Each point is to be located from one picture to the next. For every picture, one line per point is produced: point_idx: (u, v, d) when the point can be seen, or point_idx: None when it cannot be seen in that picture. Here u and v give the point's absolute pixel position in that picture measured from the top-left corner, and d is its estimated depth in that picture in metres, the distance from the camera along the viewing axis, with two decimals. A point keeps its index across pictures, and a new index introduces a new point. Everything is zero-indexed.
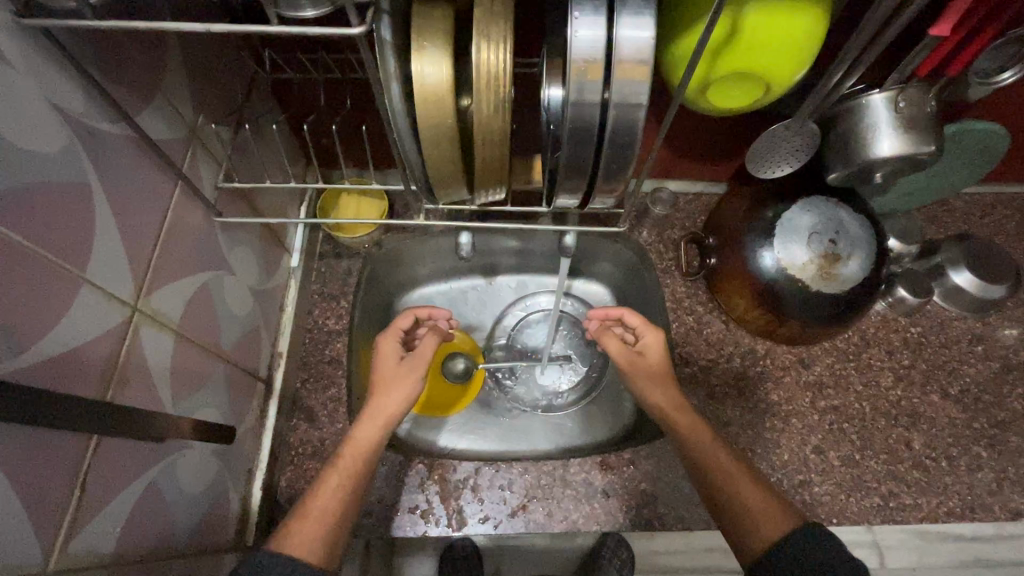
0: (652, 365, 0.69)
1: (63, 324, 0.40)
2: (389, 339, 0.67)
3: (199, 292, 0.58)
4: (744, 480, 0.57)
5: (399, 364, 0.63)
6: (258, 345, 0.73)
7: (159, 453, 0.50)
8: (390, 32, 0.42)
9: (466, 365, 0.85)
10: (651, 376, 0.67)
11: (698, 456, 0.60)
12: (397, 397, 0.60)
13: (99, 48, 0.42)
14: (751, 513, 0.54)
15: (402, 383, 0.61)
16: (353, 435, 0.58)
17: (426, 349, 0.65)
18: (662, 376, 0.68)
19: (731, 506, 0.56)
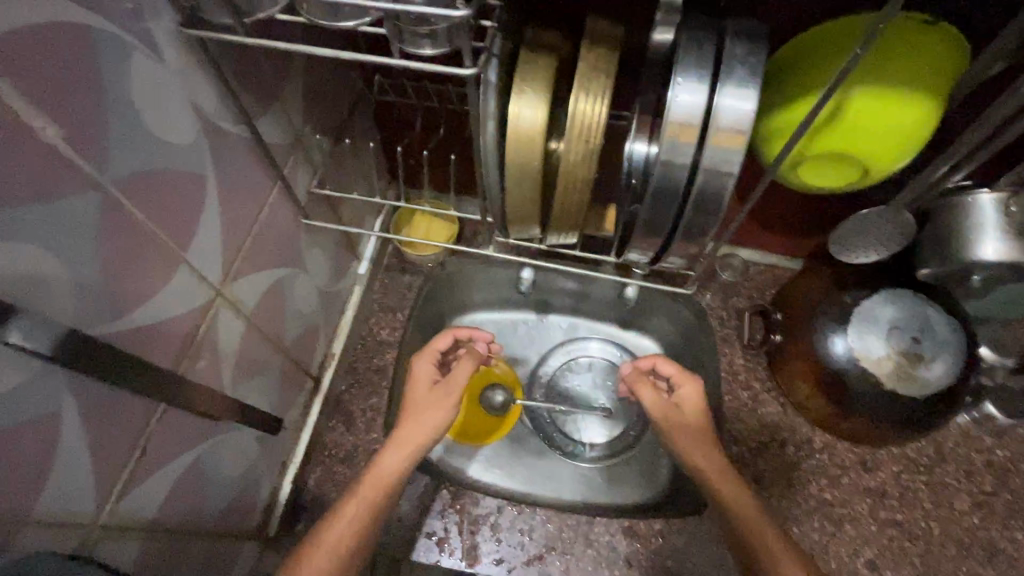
0: (688, 420, 0.63)
1: (157, 298, 0.43)
2: (424, 361, 0.68)
3: (275, 285, 0.61)
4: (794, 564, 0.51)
5: (431, 390, 0.64)
6: (314, 343, 0.76)
7: (210, 430, 0.53)
8: (496, 74, 0.44)
9: (504, 399, 0.83)
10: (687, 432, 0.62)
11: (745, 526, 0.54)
12: (429, 424, 0.60)
13: (238, 57, 0.46)
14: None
15: (435, 409, 0.62)
16: (379, 459, 0.58)
17: (460, 375, 0.64)
18: (696, 440, 0.61)
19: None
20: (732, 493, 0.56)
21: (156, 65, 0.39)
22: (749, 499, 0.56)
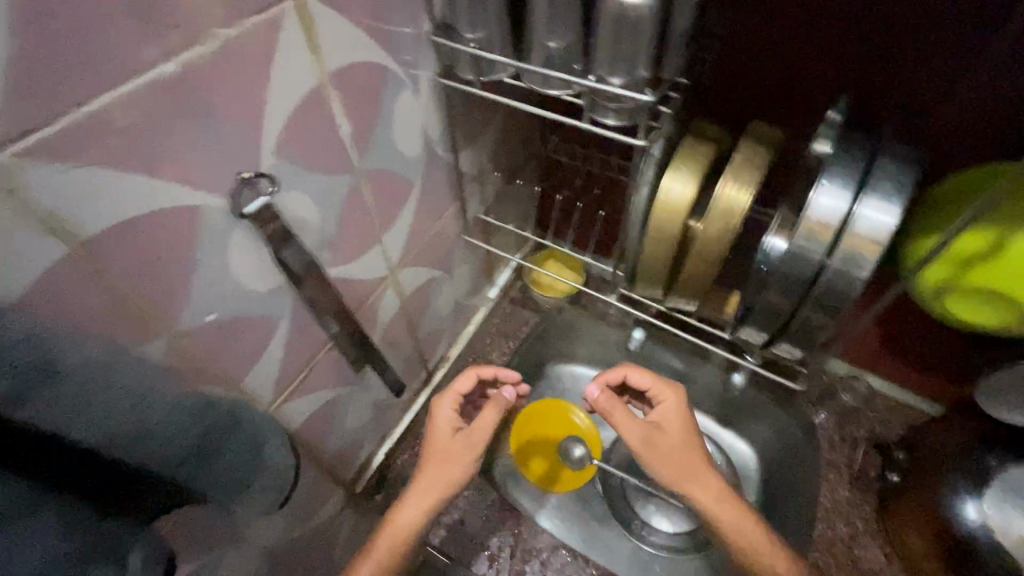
0: (674, 438, 0.61)
1: (357, 262, 0.56)
2: (444, 406, 0.69)
3: (428, 281, 0.74)
4: None
5: (451, 440, 0.65)
6: (438, 342, 0.87)
7: (350, 378, 0.65)
8: (660, 150, 0.52)
9: (584, 455, 0.83)
10: (676, 455, 0.59)
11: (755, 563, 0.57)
12: (446, 479, 0.63)
13: (464, 103, 0.61)
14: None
15: (453, 464, 0.63)
16: (394, 514, 0.61)
17: (481, 429, 0.66)
18: (685, 471, 0.59)
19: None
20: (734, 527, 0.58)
21: (415, 99, 0.54)
22: (754, 526, 0.58)
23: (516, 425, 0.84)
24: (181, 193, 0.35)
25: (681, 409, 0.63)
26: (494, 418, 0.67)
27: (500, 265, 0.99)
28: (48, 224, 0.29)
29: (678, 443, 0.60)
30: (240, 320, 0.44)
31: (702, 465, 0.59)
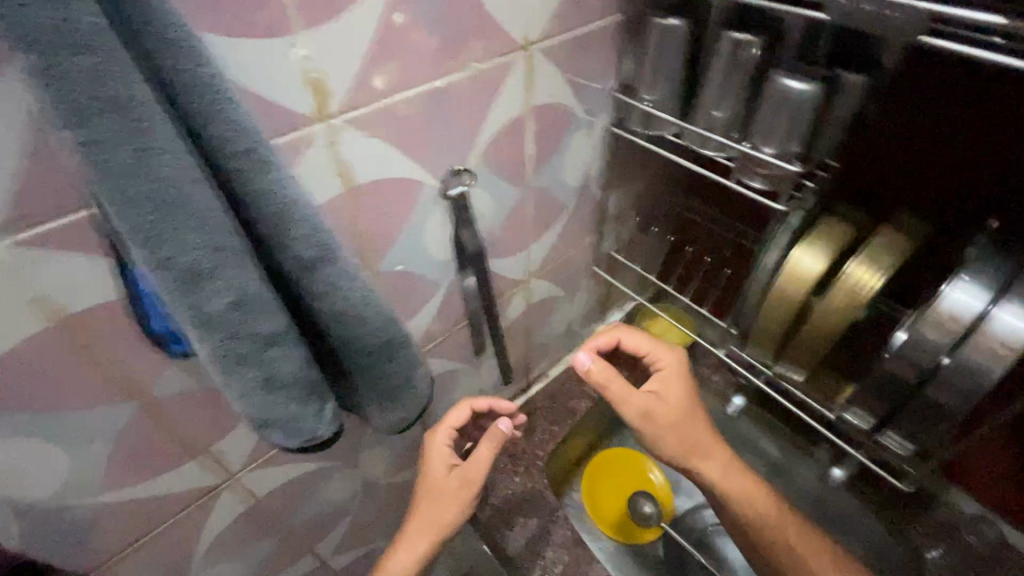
0: (671, 405, 0.62)
1: (505, 260, 0.67)
2: (441, 438, 0.70)
3: (552, 297, 0.83)
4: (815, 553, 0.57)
5: (450, 475, 0.68)
6: (543, 358, 0.95)
7: (468, 359, 0.75)
8: (798, 220, 0.56)
9: (651, 510, 0.85)
10: (673, 423, 0.61)
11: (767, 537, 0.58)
12: (444, 517, 0.66)
13: (626, 151, 0.71)
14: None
15: (449, 503, 0.66)
16: (393, 552, 0.66)
17: (477, 467, 0.67)
18: (693, 446, 0.60)
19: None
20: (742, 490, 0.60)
21: (588, 140, 0.65)
22: (752, 480, 0.61)
23: (596, 461, 0.91)
24: (413, 168, 0.48)
25: (675, 369, 0.64)
26: (487, 456, 0.67)
27: (616, 306, 1.05)
28: (336, 168, 0.42)
29: (681, 416, 0.61)
30: (415, 276, 0.56)
31: (704, 434, 0.61)
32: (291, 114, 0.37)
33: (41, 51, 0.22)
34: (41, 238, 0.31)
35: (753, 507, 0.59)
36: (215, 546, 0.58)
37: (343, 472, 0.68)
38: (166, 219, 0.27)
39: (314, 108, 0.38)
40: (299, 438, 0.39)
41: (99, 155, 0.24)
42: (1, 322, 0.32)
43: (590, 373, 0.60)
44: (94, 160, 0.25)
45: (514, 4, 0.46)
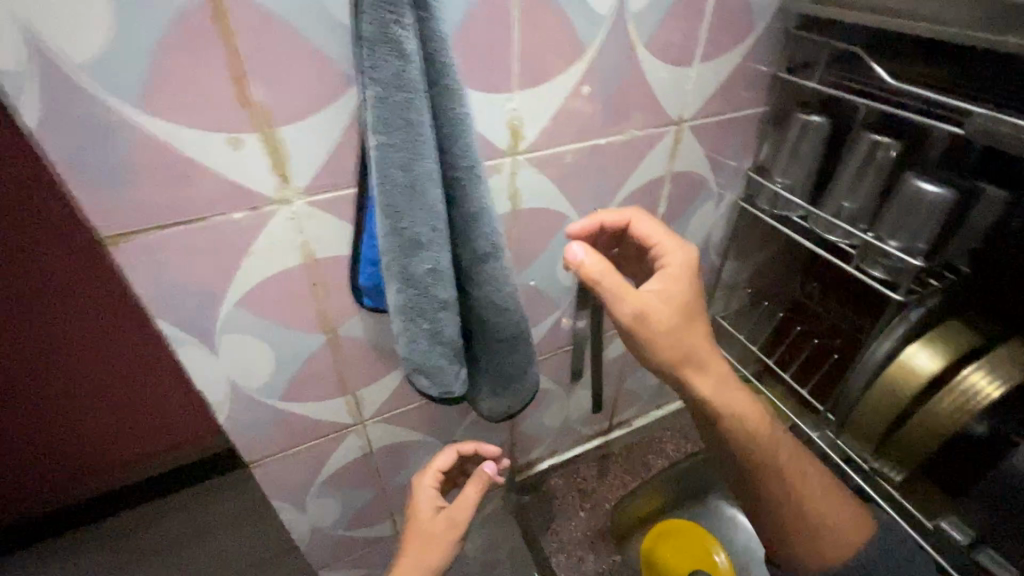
0: (664, 300, 0.51)
1: None
2: (426, 481, 0.70)
3: None
4: (824, 495, 0.51)
5: (435, 517, 0.67)
6: (630, 406, 0.98)
7: (564, 382, 0.82)
8: (918, 315, 0.56)
9: None
10: (665, 322, 0.50)
11: (748, 437, 0.50)
12: (424, 560, 0.62)
13: (750, 226, 0.76)
14: (821, 509, 0.50)
15: (431, 544, 0.64)
16: None
17: (462, 506, 0.66)
18: (686, 354, 0.50)
19: (800, 518, 0.49)
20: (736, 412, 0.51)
21: (716, 209, 0.72)
22: (743, 400, 0.52)
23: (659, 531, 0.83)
24: (564, 205, 0.58)
25: (669, 258, 0.54)
26: (474, 495, 0.66)
27: None
28: (510, 193, 0.54)
29: (687, 325, 0.51)
30: (541, 294, 0.66)
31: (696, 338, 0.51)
32: (488, 147, 0.49)
33: (384, 86, 0.35)
34: (323, 203, 0.45)
35: (757, 426, 0.51)
36: (330, 479, 0.70)
37: (437, 452, 0.77)
38: (410, 202, 0.40)
39: (509, 146, 0.50)
40: (438, 387, 0.50)
41: (389, 152, 0.38)
42: (282, 253, 0.46)
43: (584, 270, 0.48)
44: (385, 154, 0.38)
45: (674, 89, 0.56)
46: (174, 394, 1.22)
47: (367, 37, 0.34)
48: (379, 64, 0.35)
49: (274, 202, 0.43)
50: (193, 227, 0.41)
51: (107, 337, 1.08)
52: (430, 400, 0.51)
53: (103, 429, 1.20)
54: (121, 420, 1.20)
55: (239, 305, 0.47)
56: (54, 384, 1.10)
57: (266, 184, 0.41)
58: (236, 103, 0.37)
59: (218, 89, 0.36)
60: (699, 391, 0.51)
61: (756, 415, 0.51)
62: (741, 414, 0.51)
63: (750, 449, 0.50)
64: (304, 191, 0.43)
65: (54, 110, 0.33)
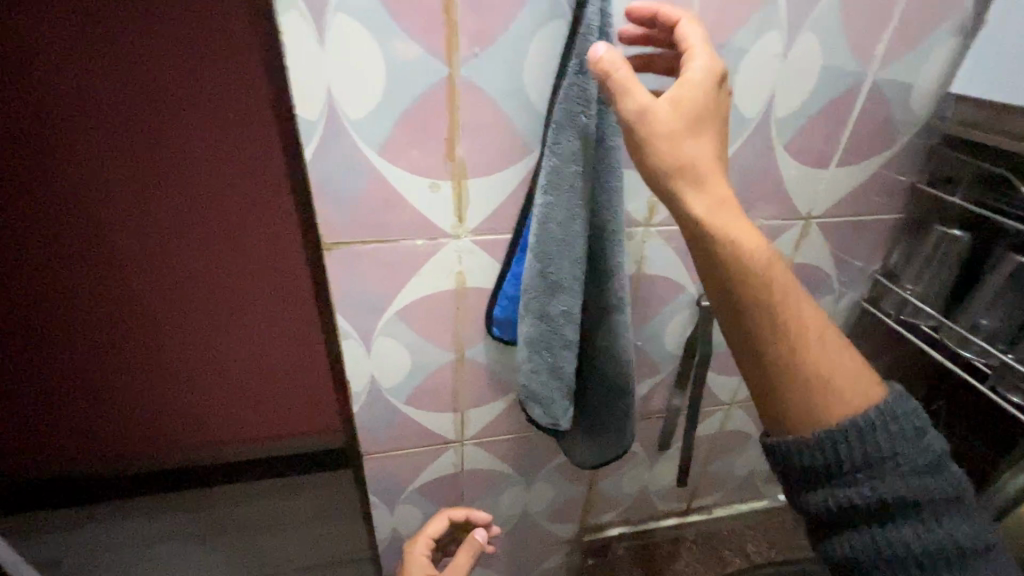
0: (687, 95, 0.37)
1: (719, 374, 0.76)
2: (420, 547, 0.72)
3: (746, 433, 0.86)
4: (830, 351, 0.37)
5: None
6: (714, 493, 0.95)
7: (651, 449, 0.83)
8: None
9: None
10: (679, 116, 0.36)
11: (744, 271, 0.35)
12: None
13: (871, 328, 0.75)
14: (822, 368, 0.36)
15: None
16: None
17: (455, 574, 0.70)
18: (694, 162, 0.36)
19: (807, 384, 0.36)
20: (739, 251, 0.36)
21: (835, 305, 0.72)
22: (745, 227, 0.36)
23: None
24: (684, 277, 0.63)
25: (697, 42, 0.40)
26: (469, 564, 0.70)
27: None
28: (636, 258, 0.60)
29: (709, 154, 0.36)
30: (645, 355, 0.69)
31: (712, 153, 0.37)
32: (627, 215, 0.56)
33: (560, 157, 0.44)
34: (484, 244, 0.54)
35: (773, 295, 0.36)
36: (420, 488, 0.75)
37: (517, 489, 0.80)
38: (558, 251, 0.47)
39: (643, 218, 0.57)
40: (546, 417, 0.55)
41: (552, 209, 0.46)
42: (442, 279, 0.56)
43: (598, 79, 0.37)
44: (548, 210, 0.46)
45: (806, 187, 0.60)
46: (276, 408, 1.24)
47: (558, 120, 0.43)
48: (562, 141, 0.44)
49: (448, 236, 0.53)
50: (385, 246, 0.52)
51: (239, 338, 1.14)
52: (534, 424, 0.57)
53: (200, 416, 1.25)
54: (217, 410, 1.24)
55: (397, 314, 0.57)
56: (169, 365, 1.17)
57: (446, 222, 0.52)
58: (444, 159, 0.48)
59: (436, 148, 0.47)
60: (694, 211, 0.36)
61: (749, 239, 0.36)
62: (738, 240, 0.36)
63: (741, 284, 0.36)
64: (472, 232, 0.53)
65: (326, 148, 0.45)
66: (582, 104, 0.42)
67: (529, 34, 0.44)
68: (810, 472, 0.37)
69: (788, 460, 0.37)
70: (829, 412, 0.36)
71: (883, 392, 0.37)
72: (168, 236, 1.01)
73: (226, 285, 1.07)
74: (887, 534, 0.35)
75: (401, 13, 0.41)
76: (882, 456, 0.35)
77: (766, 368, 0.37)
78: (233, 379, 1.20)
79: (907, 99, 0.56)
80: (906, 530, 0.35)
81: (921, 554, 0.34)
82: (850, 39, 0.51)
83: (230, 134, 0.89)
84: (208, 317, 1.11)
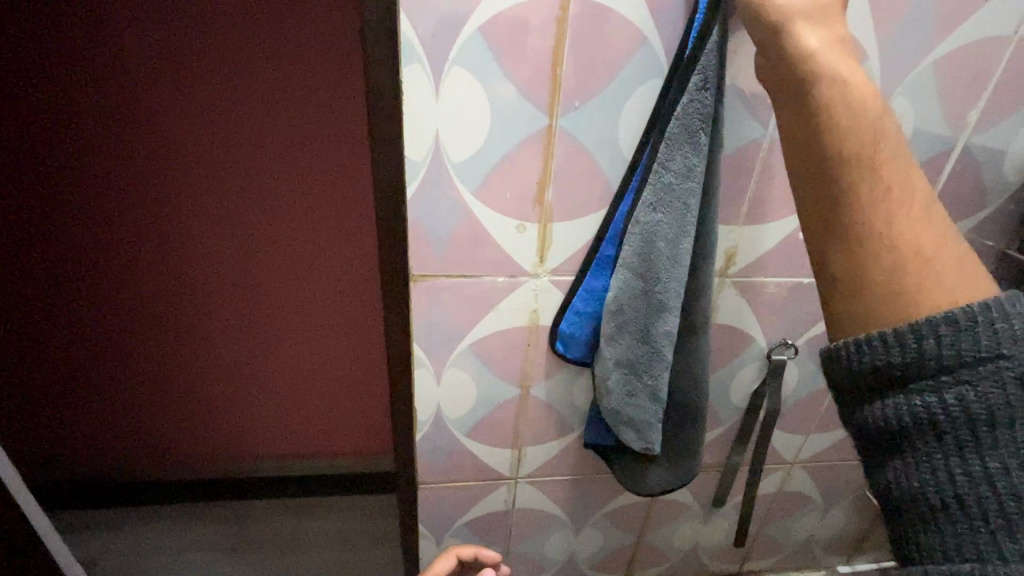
0: None
1: (782, 432, 0.74)
2: None
3: (805, 496, 0.82)
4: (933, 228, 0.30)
5: None
6: (766, 558, 0.90)
7: (706, 504, 0.80)
8: None
9: None
10: None
11: (845, 111, 0.31)
12: None
13: None
14: (920, 234, 0.29)
15: None
16: None
17: None
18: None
19: (903, 246, 0.29)
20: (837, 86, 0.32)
21: None
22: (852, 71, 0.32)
23: None
24: (755, 329, 0.62)
25: None
26: None
27: (868, 554, 0.93)
28: None
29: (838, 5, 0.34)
30: (710, 406, 0.68)
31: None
32: None
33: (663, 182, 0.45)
34: (563, 286, 0.55)
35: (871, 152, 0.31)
36: (469, 523, 0.74)
37: (564, 534, 0.78)
38: (659, 266, 0.46)
39: (719, 269, 0.58)
40: (641, 436, 0.54)
41: (657, 223, 0.45)
42: (518, 316, 0.57)
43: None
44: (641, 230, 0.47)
45: None
46: (333, 415, 1.33)
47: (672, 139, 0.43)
48: (672, 160, 0.44)
49: (528, 274, 0.54)
50: (467, 280, 0.54)
51: (303, 347, 1.23)
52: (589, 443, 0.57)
53: (258, 424, 1.33)
54: (275, 419, 1.32)
55: (470, 346, 0.58)
56: (234, 373, 1.25)
57: (528, 259, 0.53)
58: (533, 202, 0.50)
59: (528, 191, 0.50)
60: (805, 41, 0.33)
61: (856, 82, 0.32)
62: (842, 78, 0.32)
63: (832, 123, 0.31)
64: (551, 271, 0.54)
65: (426, 187, 0.48)
66: (701, 122, 0.42)
67: (629, 89, 0.46)
68: (875, 372, 0.29)
69: (849, 361, 0.31)
70: (929, 289, 0.29)
71: (1001, 292, 0.29)
72: (253, 248, 1.11)
73: (301, 295, 1.17)
74: (964, 462, 0.27)
75: (512, 69, 0.44)
76: (978, 355, 0.27)
77: (851, 218, 0.30)
78: (292, 387, 1.28)
79: (1000, 165, 0.55)
80: (989, 461, 0.26)
81: (1005, 493, 0.25)
82: (944, 105, 0.51)
83: (324, 162, 1.05)
84: (279, 325, 1.20)
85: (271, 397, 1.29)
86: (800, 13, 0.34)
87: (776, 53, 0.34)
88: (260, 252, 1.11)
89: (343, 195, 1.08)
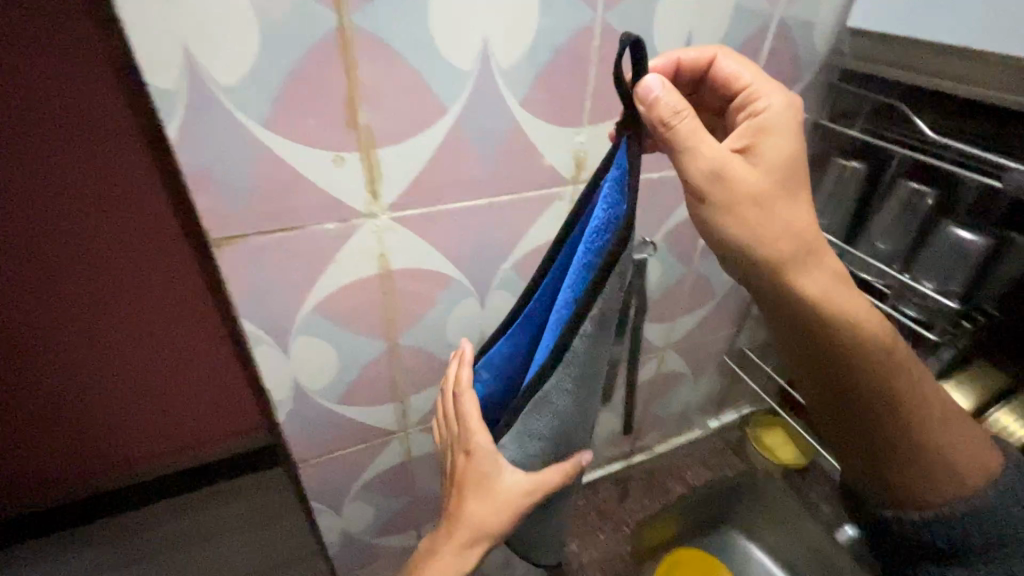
0: (766, 179, 0.39)
1: (652, 325, 0.78)
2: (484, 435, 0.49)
3: (677, 374, 0.90)
4: (945, 430, 0.44)
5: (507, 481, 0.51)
6: (652, 432, 1.00)
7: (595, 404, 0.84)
8: (948, 355, 0.61)
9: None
10: (760, 199, 0.39)
11: (857, 348, 0.42)
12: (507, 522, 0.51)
13: None
14: (946, 448, 0.44)
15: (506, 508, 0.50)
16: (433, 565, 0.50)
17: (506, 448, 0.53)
18: (793, 227, 0.40)
19: (931, 457, 0.44)
20: (848, 318, 0.41)
21: None
22: (846, 294, 0.42)
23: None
24: None
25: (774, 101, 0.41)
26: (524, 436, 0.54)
27: (733, 406, 1.07)
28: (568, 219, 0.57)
29: (797, 177, 0.40)
30: None
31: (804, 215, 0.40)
32: (557, 177, 0.53)
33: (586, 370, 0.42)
34: (407, 221, 0.48)
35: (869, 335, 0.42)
36: (367, 483, 0.70)
37: None
38: (570, 434, 0.47)
39: (571, 174, 0.54)
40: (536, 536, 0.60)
41: (563, 408, 0.43)
42: (362, 264, 0.49)
43: (657, 111, 0.35)
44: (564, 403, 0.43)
45: None
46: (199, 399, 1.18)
47: (592, 340, 0.39)
48: (593, 352, 0.41)
49: (363, 216, 0.46)
50: (290, 234, 0.45)
51: (137, 333, 1.04)
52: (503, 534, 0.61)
53: (108, 429, 1.14)
54: (129, 419, 1.14)
55: (315, 310, 0.50)
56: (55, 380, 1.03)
57: (359, 199, 0.45)
58: (347, 127, 0.41)
59: (337, 115, 0.40)
60: (806, 288, 0.41)
61: (862, 312, 0.42)
62: (848, 320, 0.42)
63: (841, 324, 0.41)
64: (390, 209, 0.47)
65: (195, 124, 0.37)
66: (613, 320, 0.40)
67: None
68: (914, 540, 0.45)
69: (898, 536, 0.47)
70: (939, 472, 0.44)
71: (993, 468, 0.44)
72: (24, 227, 0.86)
73: (112, 274, 0.95)
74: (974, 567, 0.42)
75: None
76: (976, 528, 0.42)
77: (881, 446, 0.45)
78: (143, 383, 1.10)
79: (811, 36, 0.57)
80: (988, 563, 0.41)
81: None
82: None
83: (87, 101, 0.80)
84: (100, 314, 0.99)
85: (114, 396, 1.10)
86: (792, 261, 0.40)
87: (780, 295, 0.42)
88: (35, 231, 0.87)
89: (132, 148, 0.85)
